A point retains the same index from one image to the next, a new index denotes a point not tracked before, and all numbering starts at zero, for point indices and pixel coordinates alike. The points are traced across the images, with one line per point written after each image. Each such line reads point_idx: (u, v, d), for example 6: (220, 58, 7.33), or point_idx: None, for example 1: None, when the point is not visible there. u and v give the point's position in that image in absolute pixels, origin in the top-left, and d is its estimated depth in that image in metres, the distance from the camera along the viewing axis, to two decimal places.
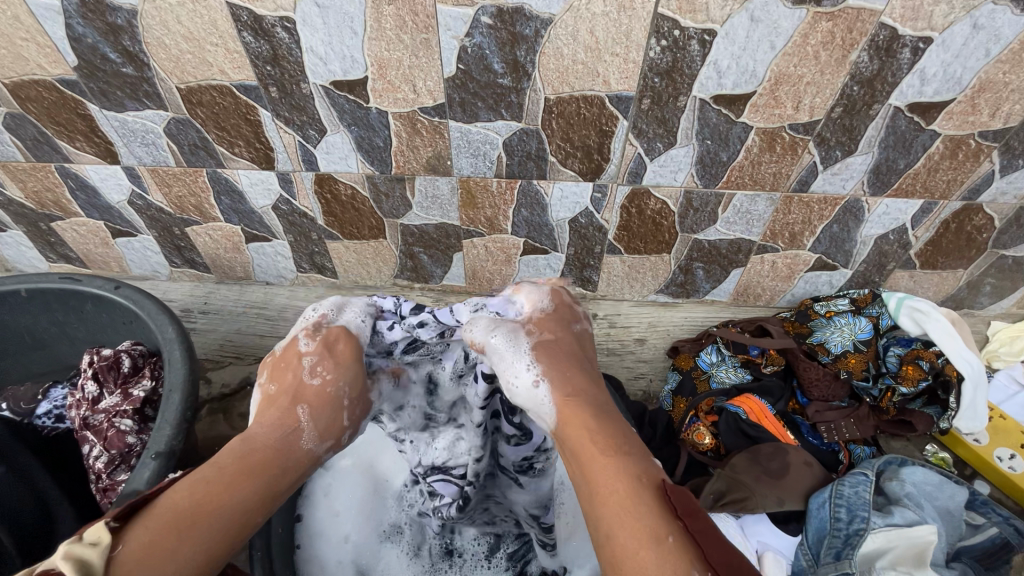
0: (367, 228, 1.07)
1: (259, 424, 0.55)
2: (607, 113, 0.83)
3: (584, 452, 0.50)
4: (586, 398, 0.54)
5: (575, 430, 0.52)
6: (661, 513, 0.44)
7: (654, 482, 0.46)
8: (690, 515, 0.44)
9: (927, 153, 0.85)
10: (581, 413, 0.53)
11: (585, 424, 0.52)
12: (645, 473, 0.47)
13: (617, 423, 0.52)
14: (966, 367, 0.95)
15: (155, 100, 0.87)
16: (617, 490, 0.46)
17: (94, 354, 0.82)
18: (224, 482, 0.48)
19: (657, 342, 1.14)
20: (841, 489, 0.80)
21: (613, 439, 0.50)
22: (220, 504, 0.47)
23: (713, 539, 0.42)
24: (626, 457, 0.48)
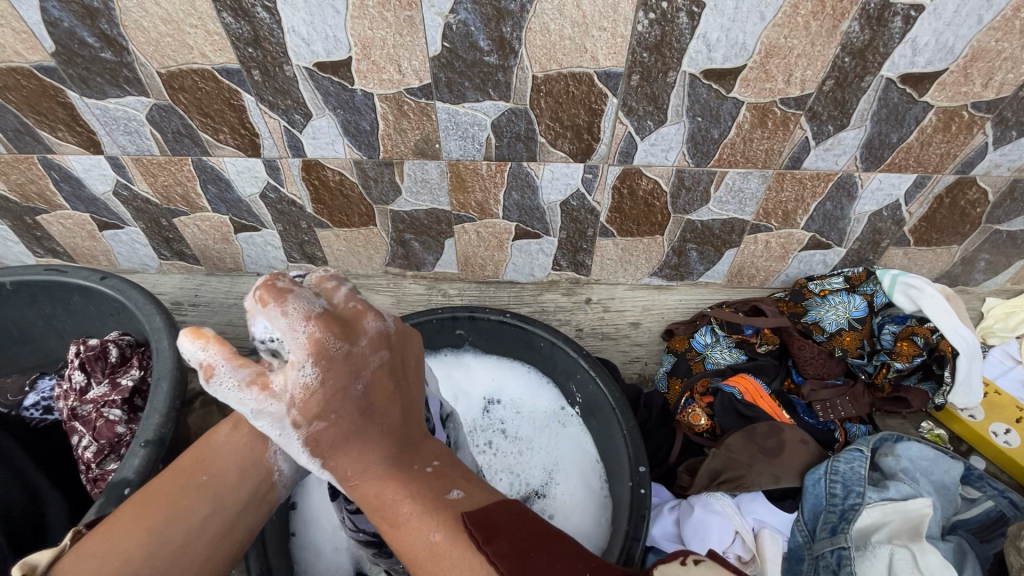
0: (357, 216, 1.06)
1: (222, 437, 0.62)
2: (596, 90, 0.82)
3: (392, 525, 0.54)
4: (383, 465, 0.56)
5: (378, 508, 0.55)
6: (467, 551, 0.49)
7: (451, 525, 0.51)
8: (490, 540, 0.48)
9: (920, 126, 0.84)
10: (378, 489, 0.55)
11: (382, 493, 0.55)
12: (442, 522, 0.51)
13: (414, 477, 0.56)
14: (961, 342, 0.95)
15: (136, 86, 0.86)
16: (422, 553, 0.51)
17: (82, 345, 0.81)
18: (180, 485, 0.56)
19: (651, 325, 1.16)
20: (837, 465, 0.81)
21: (411, 497, 0.54)
22: (173, 511, 0.54)
23: (511, 555, 0.46)
24: (423, 513, 0.52)
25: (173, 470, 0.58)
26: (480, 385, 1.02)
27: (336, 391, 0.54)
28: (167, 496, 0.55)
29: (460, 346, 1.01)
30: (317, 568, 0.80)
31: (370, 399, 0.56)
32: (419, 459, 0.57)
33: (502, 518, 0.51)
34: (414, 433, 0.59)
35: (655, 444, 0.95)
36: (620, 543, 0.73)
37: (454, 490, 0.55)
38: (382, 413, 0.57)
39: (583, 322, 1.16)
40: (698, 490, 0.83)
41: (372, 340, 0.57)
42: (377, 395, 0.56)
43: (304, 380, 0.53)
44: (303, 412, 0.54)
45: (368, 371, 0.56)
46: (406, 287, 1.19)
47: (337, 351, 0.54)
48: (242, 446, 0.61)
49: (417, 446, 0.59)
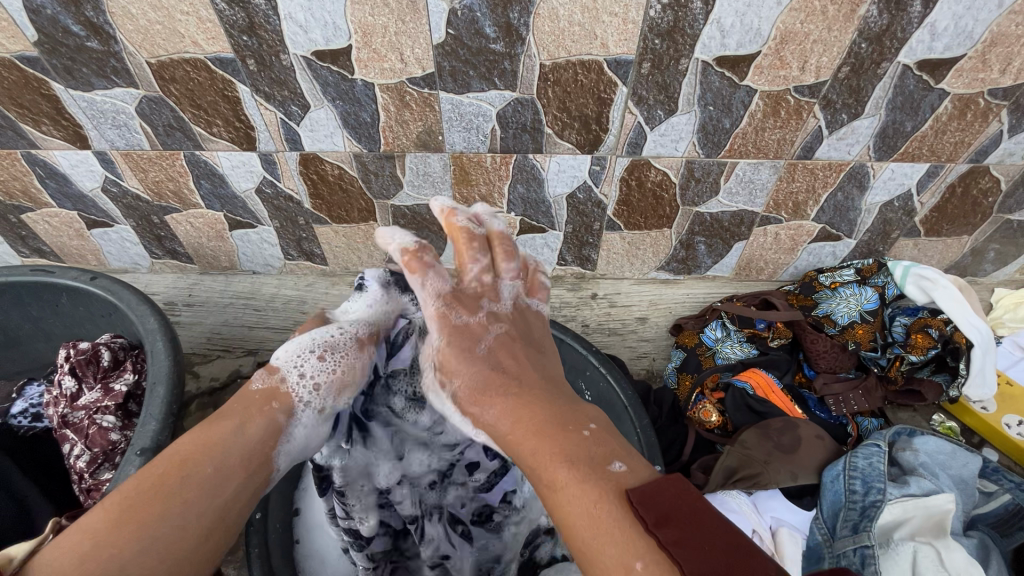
0: (356, 211, 1.03)
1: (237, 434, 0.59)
2: (605, 79, 0.79)
3: (551, 487, 0.51)
4: (536, 423, 0.57)
5: (544, 483, 0.52)
6: (632, 531, 0.44)
7: (616, 501, 0.47)
8: (661, 525, 0.44)
9: (935, 114, 0.82)
10: (534, 444, 0.55)
11: (541, 447, 0.54)
12: (602, 491, 0.48)
13: (570, 441, 0.54)
14: (974, 334, 0.93)
15: (125, 77, 0.82)
16: (579, 518, 0.48)
17: (71, 348, 0.77)
18: (181, 471, 0.53)
19: (658, 320, 1.12)
20: (855, 461, 0.79)
21: (568, 458, 0.52)
22: (174, 501, 0.51)
23: (688, 545, 0.42)
24: (586, 479, 0.49)
25: (171, 455, 0.55)
26: None
27: (483, 371, 0.66)
28: (162, 486, 0.52)
29: None
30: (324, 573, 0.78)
31: (496, 361, 0.67)
32: (575, 423, 0.56)
33: (665, 494, 0.46)
34: (563, 406, 0.59)
35: (667, 443, 0.92)
36: None
37: (616, 462, 0.51)
38: (523, 376, 0.65)
39: (589, 318, 1.12)
40: (712, 489, 0.81)
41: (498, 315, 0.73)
42: (503, 362, 0.67)
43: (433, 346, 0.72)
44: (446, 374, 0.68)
45: (490, 337, 0.70)
46: None
47: (455, 322, 0.71)
48: (246, 441, 0.59)
49: (566, 414, 0.58)
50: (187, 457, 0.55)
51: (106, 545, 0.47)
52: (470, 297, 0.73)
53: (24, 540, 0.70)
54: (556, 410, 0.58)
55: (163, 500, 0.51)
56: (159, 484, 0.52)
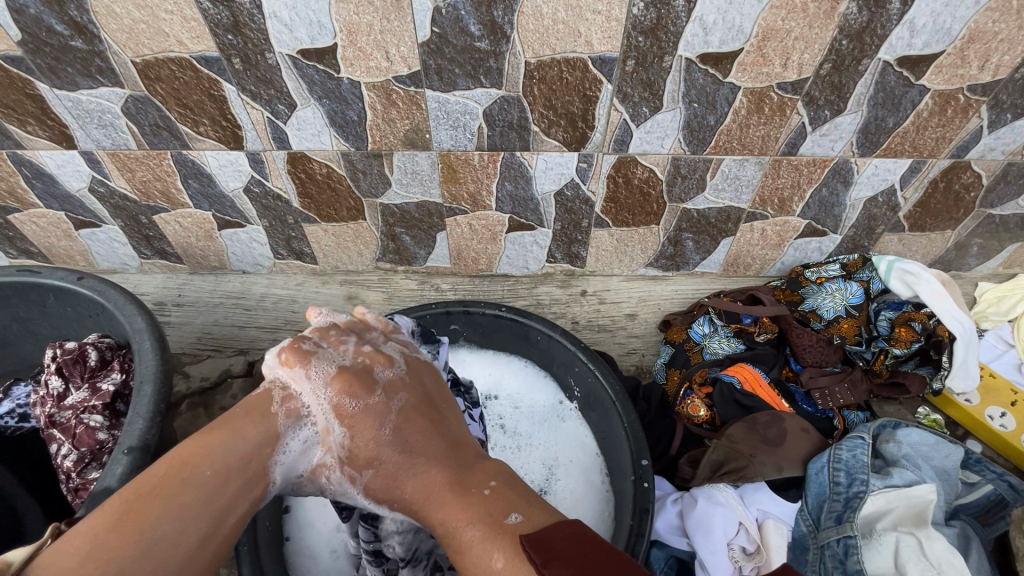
0: (345, 210, 1.03)
1: (236, 440, 0.55)
2: (590, 76, 0.79)
3: (459, 551, 0.53)
4: (441, 486, 0.58)
5: (461, 553, 0.53)
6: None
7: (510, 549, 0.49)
8: (549, 562, 0.45)
9: (916, 110, 0.83)
10: (444, 515, 0.56)
11: (450, 504, 0.56)
12: (501, 546, 0.50)
13: (473, 504, 0.55)
14: (957, 327, 0.95)
15: (110, 76, 0.82)
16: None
17: (58, 348, 0.77)
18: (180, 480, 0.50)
19: (648, 316, 1.13)
20: (839, 454, 0.81)
21: (474, 522, 0.53)
22: (173, 510, 0.48)
23: None
24: (486, 538, 0.51)
25: (167, 462, 0.51)
26: (477, 381, 1.00)
27: (387, 445, 0.60)
28: (160, 489, 0.49)
29: (455, 341, 0.99)
30: (315, 570, 0.78)
31: (402, 439, 0.60)
32: (475, 483, 0.57)
33: (558, 539, 0.48)
34: (467, 460, 0.60)
35: (656, 437, 0.92)
36: (624, 537, 0.72)
37: (513, 514, 0.53)
38: (421, 449, 0.60)
39: (579, 314, 1.13)
40: (699, 483, 0.83)
41: (389, 385, 0.64)
42: (410, 432, 0.61)
43: (337, 440, 0.61)
44: (355, 462, 0.60)
45: (393, 415, 0.62)
46: (397, 283, 1.16)
47: (354, 405, 0.61)
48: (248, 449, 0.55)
49: (469, 470, 0.59)
50: (186, 457, 0.51)
51: (103, 549, 0.44)
52: (359, 371, 0.63)
53: (10, 539, 0.70)
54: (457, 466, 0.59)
55: (163, 500, 0.48)
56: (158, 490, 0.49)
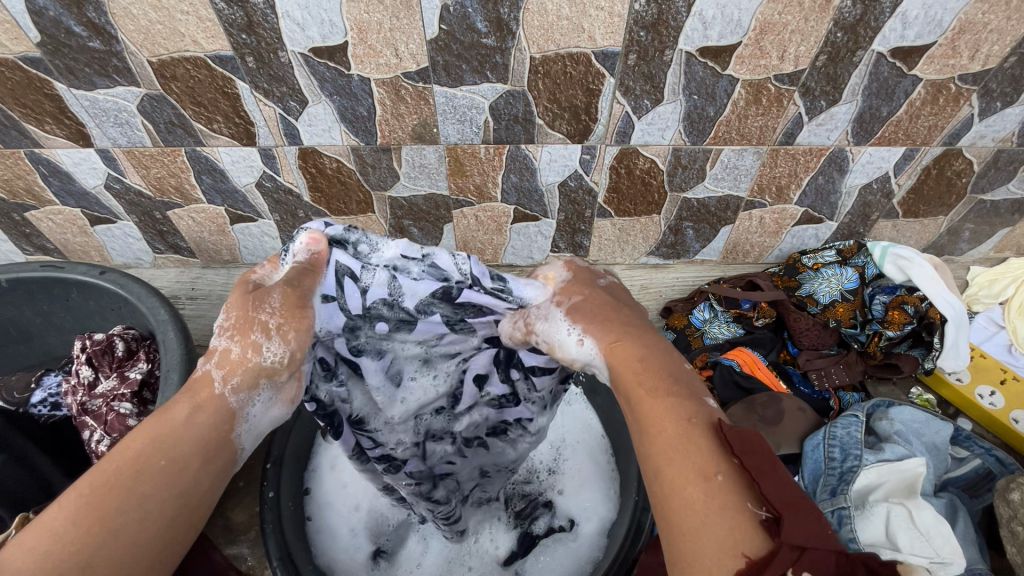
0: (354, 203, 1.05)
1: (191, 417, 0.46)
2: (593, 70, 0.82)
3: (645, 394, 0.43)
4: (640, 342, 0.48)
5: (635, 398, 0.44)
6: (712, 452, 0.38)
7: (706, 425, 0.40)
8: (747, 451, 0.37)
9: (909, 99, 0.86)
10: (637, 367, 0.45)
11: (646, 359, 0.46)
12: (695, 411, 0.41)
13: (674, 364, 0.46)
14: (948, 309, 0.99)
15: (126, 76, 0.84)
16: (669, 429, 0.40)
17: (87, 339, 0.80)
18: (138, 463, 0.42)
19: (649, 304, 1.16)
20: (834, 431, 0.85)
21: (668, 377, 0.44)
22: (136, 491, 0.41)
23: (771, 479, 0.36)
24: (679, 395, 0.42)
25: (123, 446, 0.43)
26: None
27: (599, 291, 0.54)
28: (120, 477, 0.41)
29: None
30: (335, 547, 0.81)
31: (614, 294, 0.55)
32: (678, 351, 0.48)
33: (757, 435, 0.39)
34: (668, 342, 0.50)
35: None
36: (629, 509, 0.75)
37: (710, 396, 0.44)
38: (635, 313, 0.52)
39: None
40: None
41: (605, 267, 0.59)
42: (620, 296, 0.55)
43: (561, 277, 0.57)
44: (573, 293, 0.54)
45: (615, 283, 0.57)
46: None
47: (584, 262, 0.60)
48: (206, 422, 0.47)
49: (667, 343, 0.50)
50: (134, 455, 0.42)
51: (82, 530, 0.38)
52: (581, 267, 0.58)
53: None
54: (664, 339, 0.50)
55: (125, 489, 0.41)
56: (120, 474, 0.41)
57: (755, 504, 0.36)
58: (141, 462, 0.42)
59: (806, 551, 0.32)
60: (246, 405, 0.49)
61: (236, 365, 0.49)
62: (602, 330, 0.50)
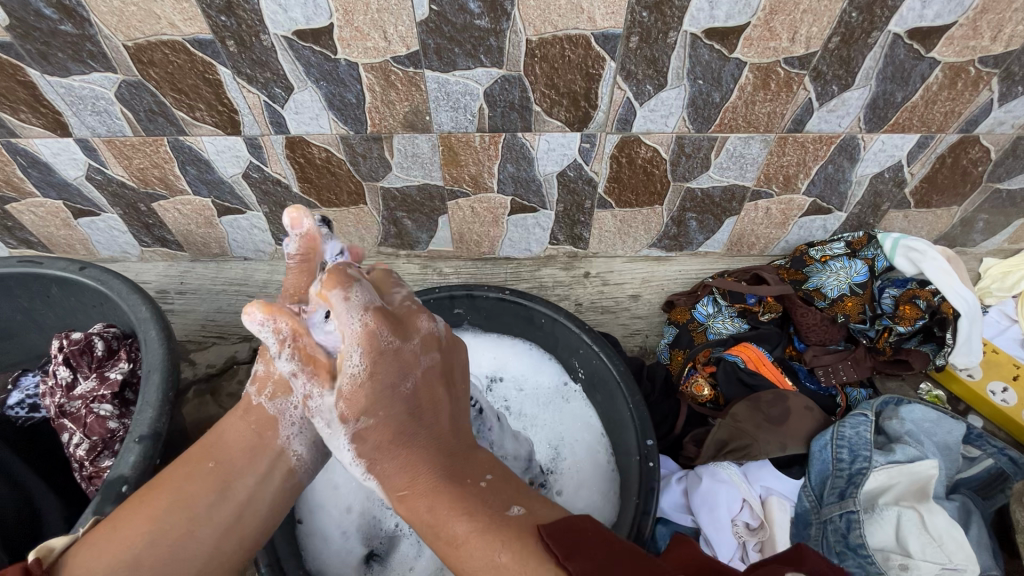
0: (346, 194, 1.02)
1: (233, 434, 0.63)
2: (593, 54, 0.78)
3: (449, 546, 0.50)
4: (432, 476, 0.55)
5: (429, 524, 0.52)
6: (544, 572, 0.45)
7: (526, 542, 0.48)
8: (571, 557, 0.45)
9: (926, 83, 0.81)
10: (427, 504, 0.53)
11: (434, 502, 0.53)
12: (513, 535, 0.48)
13: (467, 489, 0.54)
14: (961, 303, 0.95)
15: (101, 61, 0.80)
16: (485, 573, 0.47)
17: (64, 339, 0.78)
18: (189, 472, 0.59)
19: (651, 297, 1.13)
20: (843, 430, 0.82)
21: (473, 509, 0.51)
22: (180, 499, 0.57)
23: (592, 575, 0.43)
24: (494, 528, 0.49)
25: (182, 461, 0.60)
26: (481, 364, 1.00)
27: (386, 388, 0.58)
28: (182, 479, 0.58)
29: (459, 326, 0.99)
30: (325, 552, 0.78)
31: (416, 400, 0.59)
32: (471, 474, 0.55)
33: (586, 539, 0.46)
34: (456, 449, 0.58)
35: (660, 418, 0.95)
36: (629, 515, 0.72)
37: (515, 506, 0.52)
38: (429, 422, 0.59)
39: (582, 296, 1.13)
40: (704, 461, 0.85)
41: (424, 341, 0.63)
42: (423, 401, 0.59)
43: (352, 370, 0.58)
44: (353, 406, 0.58)
45: (418, 371, 0.61)
46: (400, 267, 1.16)
47: (384, 343, 0.59)
48: (249, 432, 0.63)
49: (465, 461, 0.57)
50: (183, 473, 0.59)
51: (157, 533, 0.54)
52: (387, 369, 0.59)
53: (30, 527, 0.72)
54: (453, 472, 0.55)
55: (174, 497, 0.57)
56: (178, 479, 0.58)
57: None
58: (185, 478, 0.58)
59: None
60: (282, 412, 0.65)
61: (271, 381, 0.65)
62: (397, 472, 0.56)
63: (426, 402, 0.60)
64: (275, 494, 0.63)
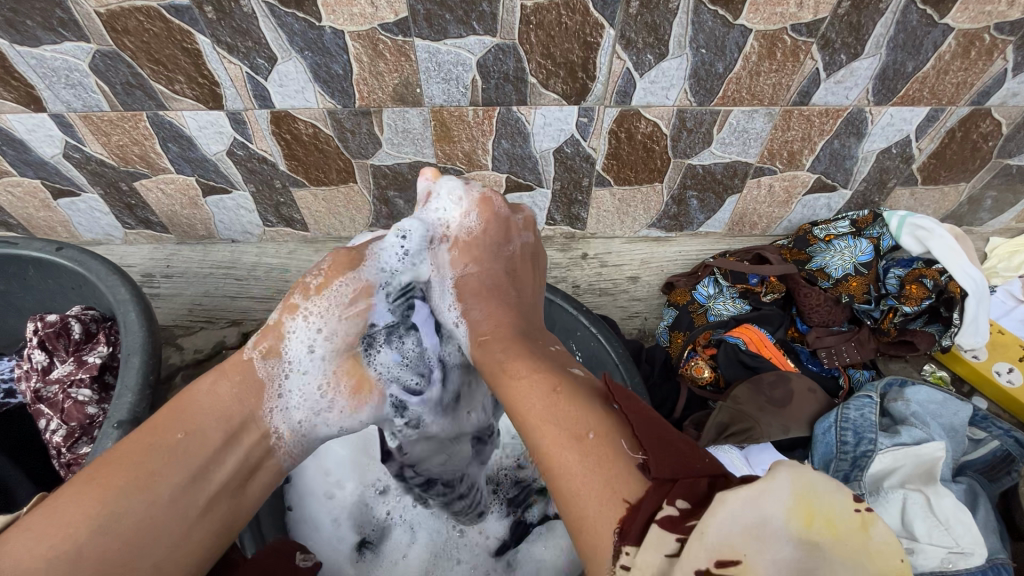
0: (334, 172, 0.98)
1: (209, 399, 0.56)
2: (591, 20, 0.74)
3: (507, 378, 0.51)
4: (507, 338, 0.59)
5: (497, 371, 0.54)
6: (595, 411, 0.44)
7: (572, 390, 0.46)
8: (620, 400, 0.44)
9: (938, 52, 0.78)
10: (504, 353, 0.55)
11: (507, 351, 0.56)
12: (562, 384, 0.47)
13: (537, 351, 0.55)
14: (969, 282, 0.93)
15: (73, 29, 0.76)
16: (535, 406, 0.46)
17: (38, 322, 0.75)
18: (150, 443, 0.50)
19: (650, 279, 1.10)
20: (847, 413, 0.81)
21: (535, 361, 0.52)
22: (141, 476, 0.48)
23: (642, 419, 0.42)
24: (543, 376, 0.49)
25: (144, 429, 0.51)
26: None
27: (489, 250, 0.72)
28: (146, 453, 0.49)
29: None
30: (317, 539, 0.77)
31: (496, 282, 0.70)
32: (541, 342, 0.57)
33: (633, 397, 0.44)
34: (532, 329, 0.61)
35: (659, 400, 0.93)
36: None
37: (575, 367, 0.51)
38: (519, 286, 0.72)
39: (579, 278, 1.10)
40: (704, 444, 0.82)
41: (525, 221, 0.77)
42: (518, 268, 0.73)
43: (470, 227, 0.73)
44: (463, 256, 0.72)
45: (517, 240, 0.75)
46: None
47: (500, 212, 0.74)
48: (230, 398, 0.57)
49: (534, 336, 0.60)
50: (143, 446, 0.50)
51: (108, 525, 0.45)
52: (486, 253, 0.72)
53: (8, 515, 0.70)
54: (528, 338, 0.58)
55: (136, 474, 0.48)
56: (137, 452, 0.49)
57: (633, 450, 0.40)
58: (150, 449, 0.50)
59: (678, 480, 0.37)
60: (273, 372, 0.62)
61: (274, 335, 0.62)
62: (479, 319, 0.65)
63: (496, 285, 0.70)
64: (246, 482, 0.55)
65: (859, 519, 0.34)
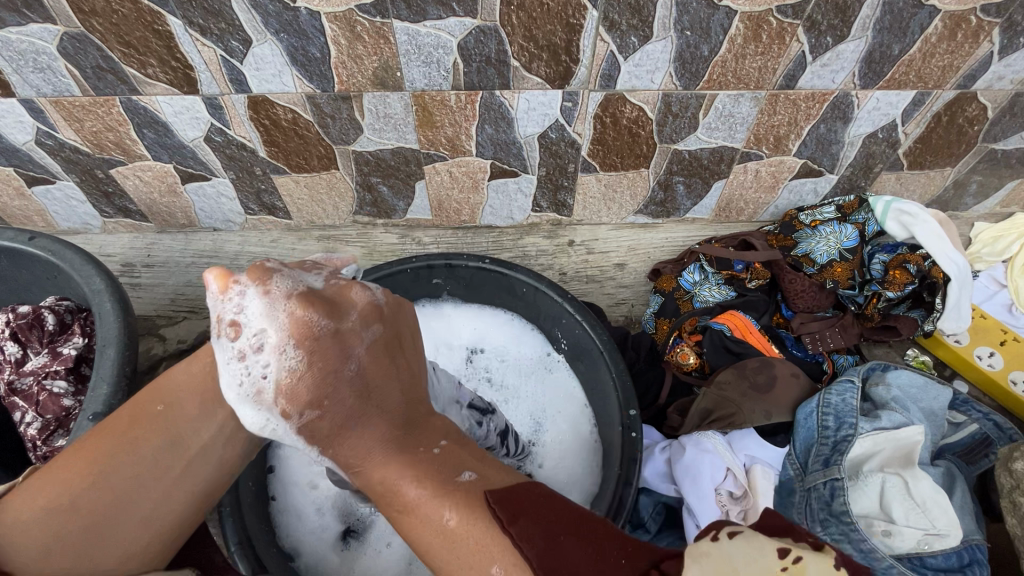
0: (316, 159, 0.96)
1: (188, 373, 0.57)
2: (574, 1, 0.72)
3: (400, 512, 0.45)
4: (388, 443, 0.48)
5: (382, 494, 0.46)
6: (489, 542, 0.40)
7: (470, 506, 0.42)
8: (517, 519, 0.40)
9: (925, 34, 0.77)
10: (382, 476, 0.46)
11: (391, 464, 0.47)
12: (454, 507, 0.42)
13: (418, 456, 0.47)
14: (952, 267, 0.93)
15: (37, 10, 0.73)
16: (434, 544, 0.42)
17: (10, 314, 0.75)
18: (135, 417, 0.54)
19: (637, 266, 1.11)
20: (829, 398, 0.82)
21: (425, 473, 0.45)
22: (123, 445, 0.52)
23: (546, 544, 0.39)
24: (435, 495, 0.44)
25: (130, 404, 0.55)
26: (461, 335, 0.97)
27: (325, 376, 0.46)
28: (131, 425, 0.53)
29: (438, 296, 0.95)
30: (301, 527, 0.77)
31: (365, 380, 0.48)
32: (424, 441, 0.48)
33: (534, 504, 0.42)
34: (418, 411, 0.51)
35: (644, 387, 0.93)
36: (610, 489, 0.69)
37: (465, 470, 0.46)
38: (386, 396, 0.49)
39: (567, 265, 1.10)
40: (688, 430, 0.84)
41: (362, 313, 0.50)
42: (373, 376, 0.48)
43: (289, 359, 0.46)
44: (292, 400, 0.46)
45: (360, 347, 0.48)
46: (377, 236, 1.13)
47: (320, 327, 0.47)
48: (203, 378, 0.57)
49: (418, 425, 0.50)
50: (133, 416, 0.54)
51: (90, 494, 0.49)
52: (326, 340, 0.46)
53: None
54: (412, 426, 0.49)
55: (121, 442, 0.52)
56: (128, 424, 0.53)
57: None
58: (134, 423, 0.53)
59: None
60: None
61: None
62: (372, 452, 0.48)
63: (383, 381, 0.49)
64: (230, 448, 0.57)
65: (785, 575, 0.37)
